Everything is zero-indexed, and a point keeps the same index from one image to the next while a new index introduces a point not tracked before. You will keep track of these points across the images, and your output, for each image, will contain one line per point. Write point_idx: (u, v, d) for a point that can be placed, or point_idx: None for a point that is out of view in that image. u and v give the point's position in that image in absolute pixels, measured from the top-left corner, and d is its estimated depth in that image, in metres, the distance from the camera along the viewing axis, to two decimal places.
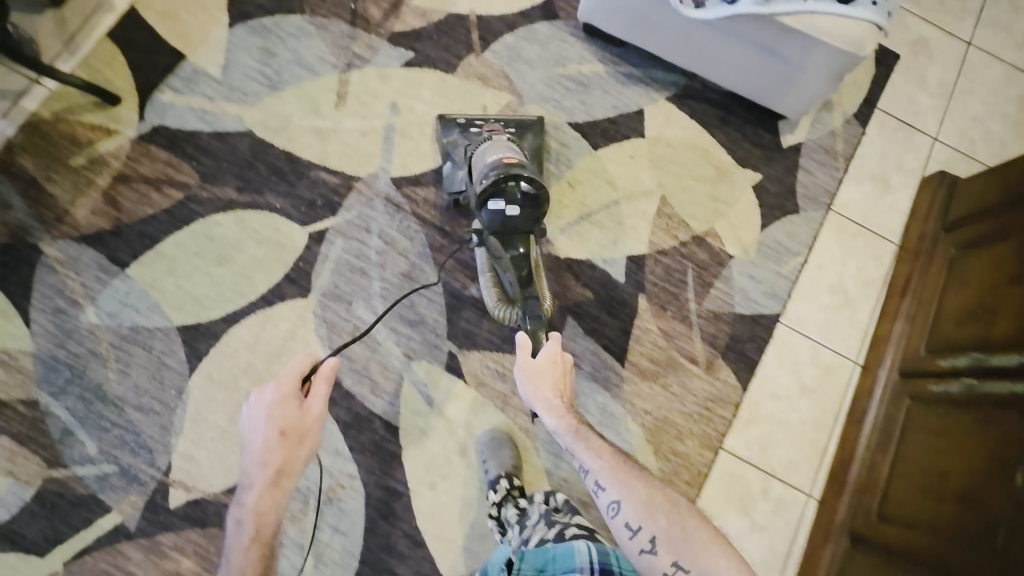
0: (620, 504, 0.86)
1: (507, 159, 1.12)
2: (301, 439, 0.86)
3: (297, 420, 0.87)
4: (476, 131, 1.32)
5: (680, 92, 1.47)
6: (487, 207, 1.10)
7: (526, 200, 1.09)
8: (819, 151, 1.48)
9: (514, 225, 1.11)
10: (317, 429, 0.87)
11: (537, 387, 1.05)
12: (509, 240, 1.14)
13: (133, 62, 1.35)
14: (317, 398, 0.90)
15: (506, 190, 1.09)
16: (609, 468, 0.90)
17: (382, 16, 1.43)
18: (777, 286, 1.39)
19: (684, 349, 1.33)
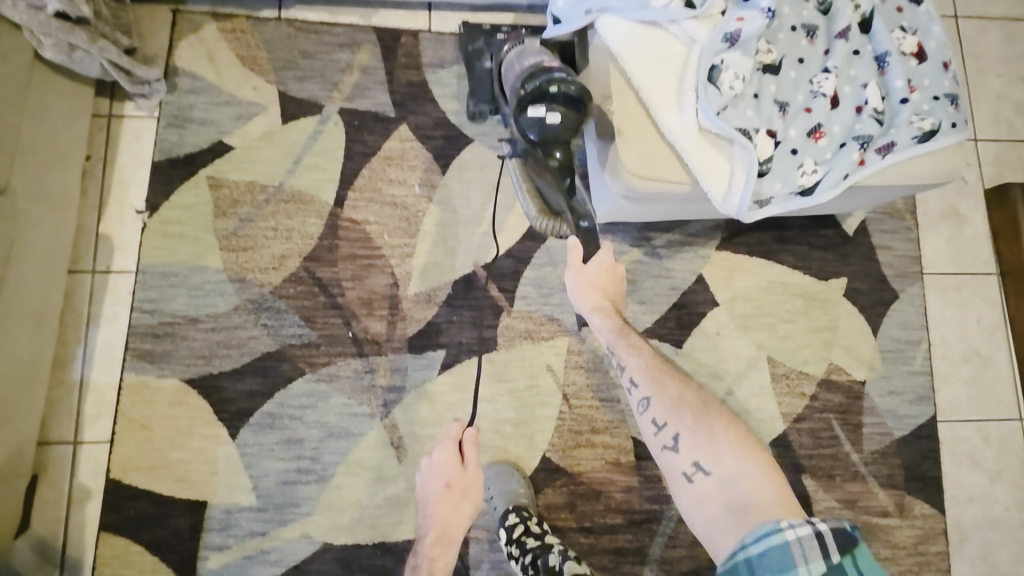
0: (650, 399, 0.93)
1: (545, 66, 0.99)
2: (464, 494, 1.06)
3: (459, 476, 1.06)
4: (501, 36, 1.22)
5: (727, 233, 1.29)
6: (525, 113, 0.95)
7: (569, 102, 0.94)
8: (885, 219, 1.34)
9: (554, 136, 0.96)
10: (477, 486, 1.07)
11: (582, 294, 1.05)
12: (547, 151, 0.98)
13: (154, 542, 1.08)
14: (472, 460, 1.07)
15: (545, 94, 0.94)
16: (646, 366, 0.96)
17: (386, 327, 1.19)
18: (919, 387, 1.28)
19: (871, 507, 1.23)
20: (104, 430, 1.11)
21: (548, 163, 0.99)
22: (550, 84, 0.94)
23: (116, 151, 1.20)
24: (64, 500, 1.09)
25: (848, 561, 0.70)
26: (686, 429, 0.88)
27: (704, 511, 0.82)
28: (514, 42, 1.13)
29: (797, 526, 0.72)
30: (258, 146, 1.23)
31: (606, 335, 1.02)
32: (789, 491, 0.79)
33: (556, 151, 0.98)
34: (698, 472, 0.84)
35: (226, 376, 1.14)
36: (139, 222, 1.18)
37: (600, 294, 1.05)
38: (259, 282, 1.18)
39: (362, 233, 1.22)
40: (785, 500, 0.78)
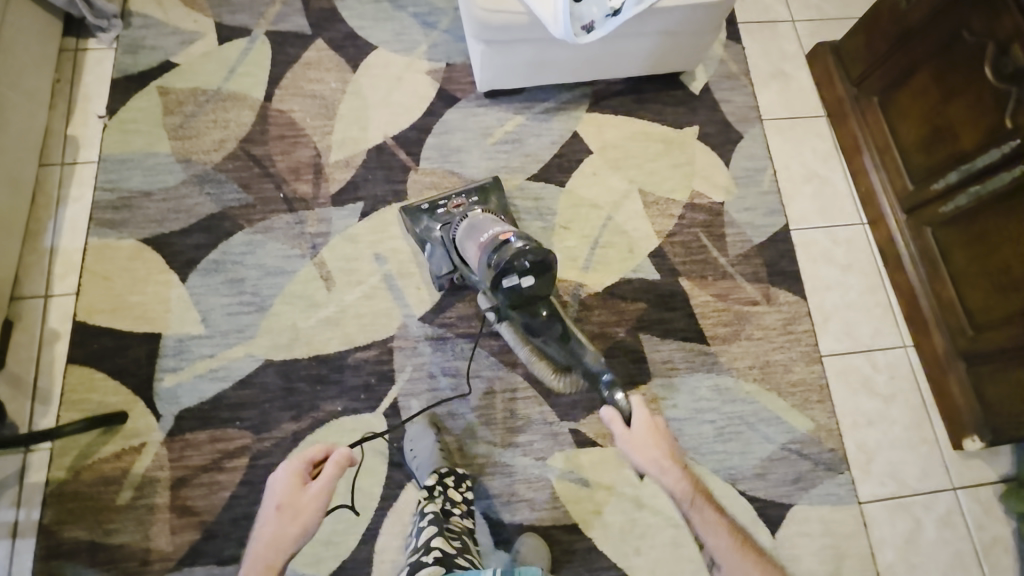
0: (722, 566, 0.88)
1: (500, 235, 1.13)
2: (295, 515, 0.84)
3: (294, 498, 0.86)
4: (444, 210, 1.36)
5: (593, 99, 1.57)
6: (502, 284, 1.08)
7: (537, 267, 1.08)
8: (723, 80, 1.63)
9: (533, 293, 1.12)
10: (314, 512, 0.84)
11: (642, 453, 0.97)
12: (530, 310, 1.15)
13: (114, 370, 1.24)
14: (322, 481, 0.87)
15: (513, 263, 1.06)
16: (731, 548, 0.88)
17: (313, 188, 1.42)
18: (769, 203, 1.52)
19: (742, 298, 1.42)
20: (71, 284, 1.30)
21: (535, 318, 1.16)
22: (512, 253, 1.06)
23: (81, 73, 1.47)
24: (35, 342, 1.25)
25: None
26: None
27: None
28: (463, 219, 1.29)
29: None
30: (199, 62, 1.50)
31: (680, 493, 0.92)
32: None
33: (541, 308, 1.16)
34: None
35: (176, 234, 1.35)
36: (100, 124, 1.43)
37: (661, 453, 0.97)
38: (202, 161, 1.41)
39: (289, 120, 1.47)
40: None
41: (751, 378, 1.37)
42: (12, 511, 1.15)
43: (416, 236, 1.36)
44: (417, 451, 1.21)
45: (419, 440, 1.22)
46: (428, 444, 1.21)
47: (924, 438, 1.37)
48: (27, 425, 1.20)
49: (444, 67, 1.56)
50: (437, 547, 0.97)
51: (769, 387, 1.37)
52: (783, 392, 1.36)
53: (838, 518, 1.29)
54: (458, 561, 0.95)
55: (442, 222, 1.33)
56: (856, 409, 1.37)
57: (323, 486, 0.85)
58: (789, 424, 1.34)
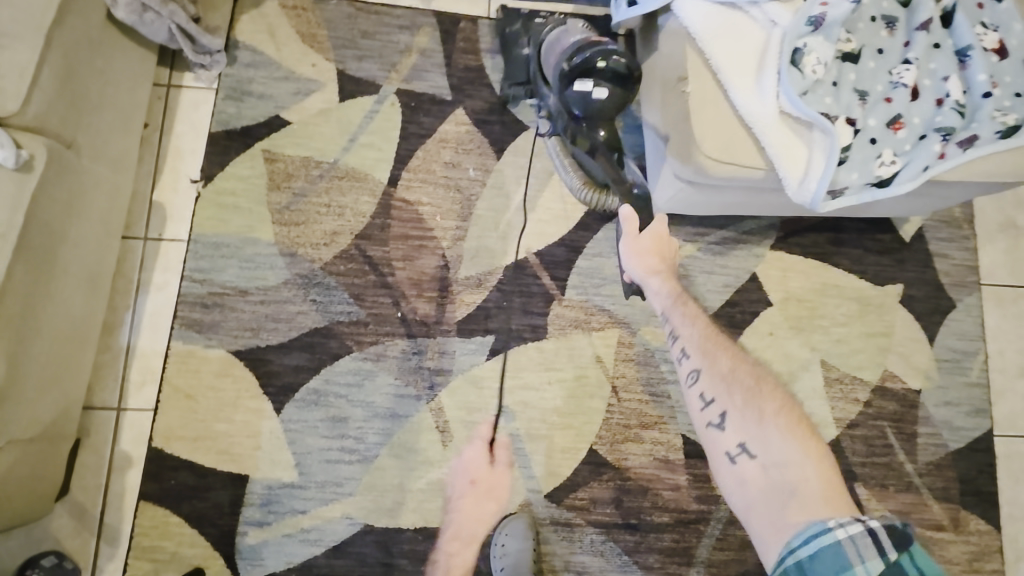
0: (700, 373, 0.89)
1: (593, 41, 1.03)
2: (489, 491, 1.12)
3: (484, 473, 1.12)
4: (540, 19, 1.19)
5: (781, 232, 1.27)
6: (572, 86, 1.00)
7: (616, 77, 0.99)
8: (943, 227, 1.31)
9: (599, 108, 1.01)
10: (502, 484, 1.13)
11: (639, 259, 1.06)
12: (591, 122, 1.03)
13: (193, 516, 1.06)
14: (501, 462, 1.13)
15: (595, 69, 0.98)
16: (698, 338, 0.93)
17: (437, 309, 1.18)
18: (975, 399, 1.25)
19: (925, 520, 1.19)
20: (148, 398, 1.10)
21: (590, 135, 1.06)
22: (601, 59, 0.99)
23: (174, 119, 1.20)
24: (104, 468, 1.07)
25: (908, 560, 0.62)
26: (734, 407, 0.83)
27: (745, 494, 0.76)
28: (559, 24, 1.14)
29: (847, 523, 0.65)
30: (314, 121, 1.22)
31: (662, 301, 1.02)
32: (835, 485, 0.71)
33: (601, 126, 1.04)
34: (743, 454, 0.78)
35: (273, 349, 1.13)
36: (193, 191, 1.18)
37: (654, 267, 1.05)
38: (309, 257, 1.17)
39: (415, 214, 1.21)
40: (830, 492, 0.70)
41: None
42: None
43: (501, 32, 1.24)
44: (506, 552, 1.07)
45: (512, 539, 1.08)
46: (520, 546, 1.07)
47: None
48: (90, 572, 1.03)
49: None
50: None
51: None
52: None
53: None
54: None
55: (531, 27, 1.19)
56: None
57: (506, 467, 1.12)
58: None
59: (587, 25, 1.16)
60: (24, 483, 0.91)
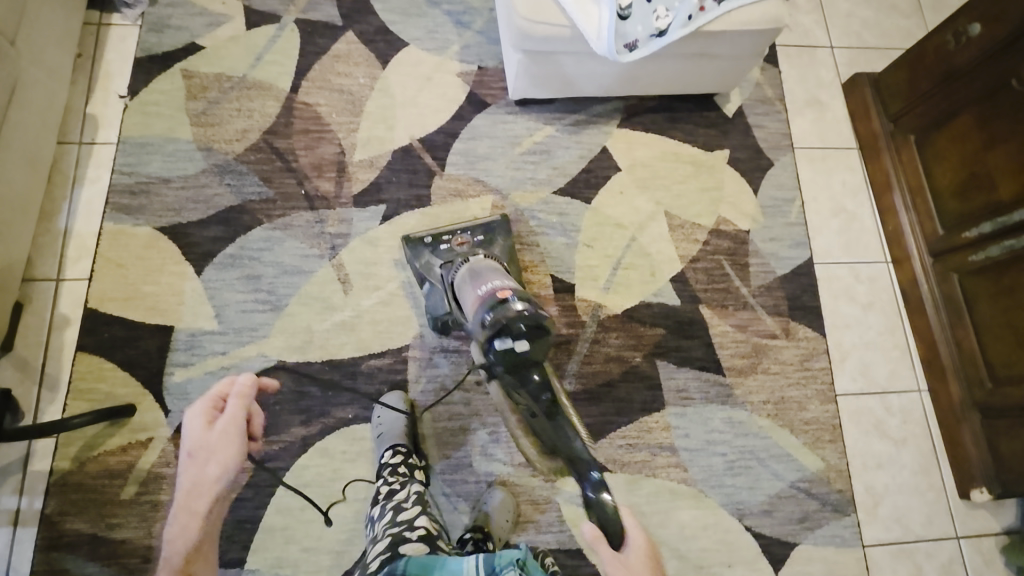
0: None
1: (498, 292, 1.11)
2: (207, 458, 0.97)
3: (200, 439, 0.97)
4: (446, 247, 1.30)
5: (625, 114, 1.54)
6: (493, 347, 1.07)
7: (529, 333, 1.06)
8: (759, 104, 1.60)
9: (523, 360, 1.07)
10: (222, 452, 0.96)
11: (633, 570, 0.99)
12: (522, 371, 1.08)
13: (125, 361, 1.22)
14: (229, 420, 0.97)
15: (511, 327, 1.06)
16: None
17: (335, 187, 1.39)
18: (796, 235, 1.50)
19: (761, 331, 1.41)
20: (84, 269, 1.27)
21: (523, 378, 1.09)
22: (512, 313, 1.05)
23: (104, 49, 1.42)
24: (45, 327, 1.23)
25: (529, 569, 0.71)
26: None
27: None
28: (462, 262, 1.24)
29: None
30: (225, 47, 1.46)
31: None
32: None
33: (530, 372, 1.08)
34: None
35: (193, 225, 1.32)
36: (121, 105, 1.39)
37: (649, 571, 0.98)
38: (224, 150, 1.38)
39: (314, 114, 1.44)
40: None
41: (765, 413, 1.36)
42: (14, 499, 1.13)
43: (416, 270, 1.31)
44: (383, 423, 1.21)
45: (387, 412, 1.23)
46: (395, 417, 1.22)
47: (931, 483, 1.37)
48: (33, 412, 1.18)
49: (476, 70, 1.53)
50: (422, 527, 0.91)
51: (782, 423, 1.36)
52: (795, 429, 1.36)
53: (840, 559, 1.29)
54: (439, 542, 0.88)
55: (445, 259, 1.28)
56: (865, 451, 1.37)
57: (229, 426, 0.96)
58: (799, 462, 1.34)
59: (486, 258, 1.26)
60: None
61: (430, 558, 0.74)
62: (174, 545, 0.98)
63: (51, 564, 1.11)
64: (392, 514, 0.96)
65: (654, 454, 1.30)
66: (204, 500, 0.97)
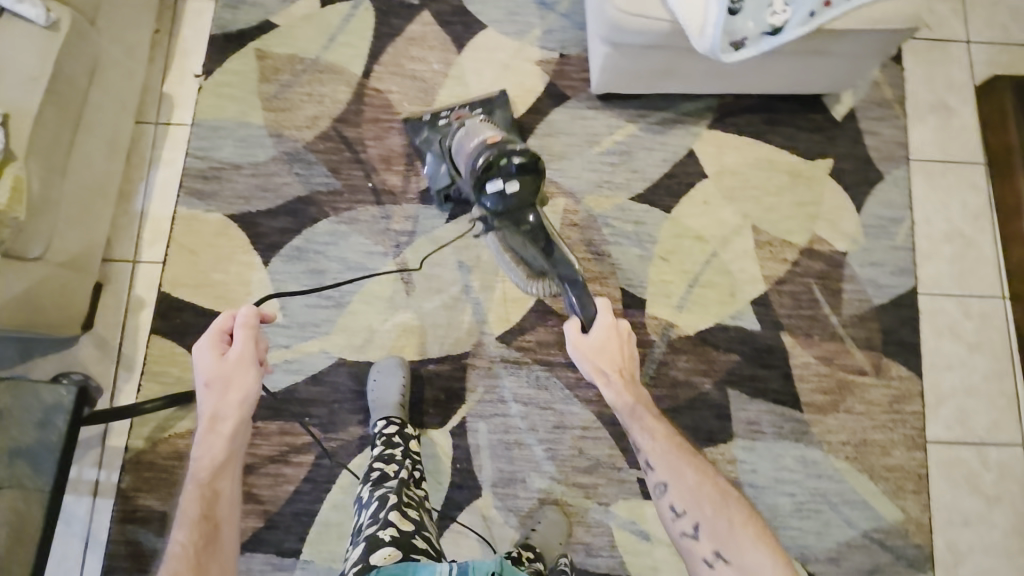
0: (667, 486, 0.88)
1: (490, 141, 1.12)
2: (227, 387, 0.86)
3: (217, 368, 0.86)
4: (443, 121, 1.31)
5: (717, 114, 1.40)
6: (487, 191, 1.08)
7: (521, 170, 1.08)
8: (871, 108, 1.42)
9: (517, 203, 1.09)
10: (245, 376, 0.87)
11: (593, 361, 0.98)
12: (512, 218, 1.10)
13: (195, 347, 1.25)
14: (242, 347, 0.88)
15: (500, 166, 1.07)
16: (660, 447, 0.90)
17: (403, 180, 1.34)
18: (899, 261, 1.35)
19: (848, 365, 1.30)
20: (158, 252, 1.29)
21: (520, 229, 1.10)
22: (506, 162, 1.07)
23: (180, 24, 1.39)
24: (123, 306, 1.26)
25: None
26: (704, 517, 0.84)
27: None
28: (460, 126, 1.23)
29: None
30: (300, 26, 1.40)
31: (621, 405, 0.93)
32: None
33: (526, 216, 1.09)
34: (721, 561, 0.80)
35: (261, 215, 1.31)
36: (196, 84, 1.37)
37: (611, 364, 0.97)
38: (294, 138, 1.35)
39: (386, 101, 1.38)
40: None
41: (843, 455, 1.26)
42: (93, 472, 1.20)
43: (417, 147, 1.34)
44: (378, 385, 1.21)
45: (382, 372, 1.22)
46: (390, 380, 1.20)
47: None
48: (110, 390, 1.23)
49: (557, 59, 1.42)
50: (393, 523, 0.87)
51: (861, 467, 1.26)
52: (875, 476, 1.25)
53: None
54: (414, 541, 0.85)
55: (442, 133, 1.29)
56: (954, 507, 1.25)
57: (244, 352, 0.87)
58: (876, 511, 1.24)
59: (484, 119, 1.25)
60: (53, 299, 1.10)
61: (403, 567, 0.72)
62: (198, 474, 0.84)
63: (126, 536, 1.17)
64: (370, 500, 0.95)
65: None
66: (227, 428, 0.85)
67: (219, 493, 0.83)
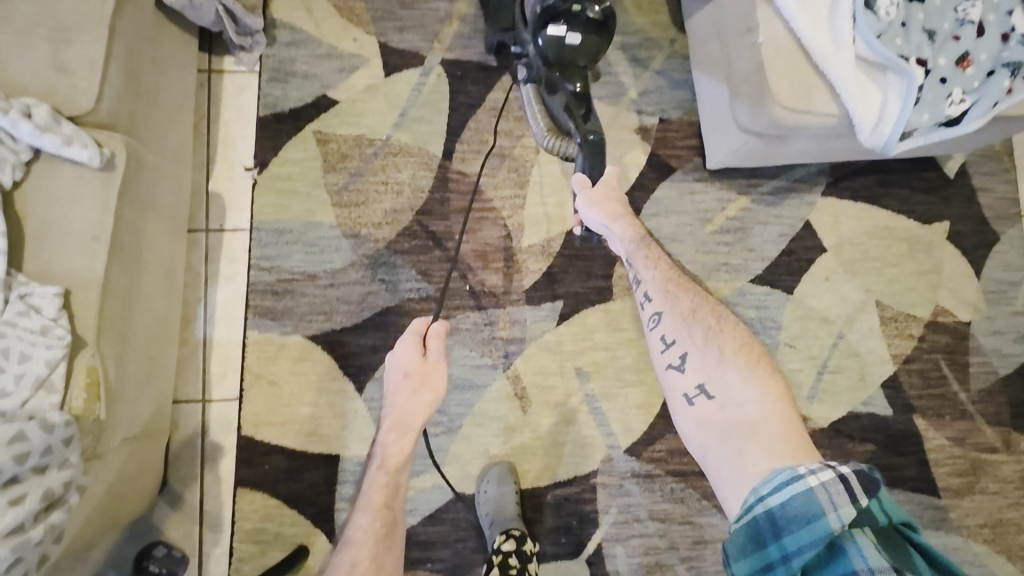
0: (661, 316, 0.84)
1: None
2: (422, 385, 0.93)
3: (418, 365, 0.93)
4: None
5: (831, 179, 1.29)
6: (543, 33, 0.89)
7: (592, 25, 0.89)
8: (984, 163, 1.34)
9: (571, 57, 0.90)
10: (439, 379, 0.93)
11: (601, 208, 0.95)
12: (566, 75, 0.91)
13: (291, 496, 1.09)
14: (437, 353, 0.95)
15: (570, 10, 0.88)
16: (659, 278, 0.88)
17: (503, 279, 1.19)
18: (1021, 327, 1.30)
19: (980, 443, 1.25)
20: (231, 387, 1.11)
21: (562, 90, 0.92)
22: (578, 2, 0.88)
23: (219, 107, 1.17)
24: (198, 459, 1.09)
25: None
26: (694, 346, 0.79)
27: (701, 434, 0.73)
28: None
29: (819, 471, 0.59)
30: (363, 99, 1.20)
31: (624, 248, 0.93)
32: (800, 428, 0.69)
33: (574, 79, 0.91)
34: (701, 394, 0.75)
35: (348, 331, 1.14)
36: (249, 179, 1.16)
37: (619, 205, 0.96)
38: (374, 237, 1.17)
39: (474, 186, 1.20)
40: (796, 441, 0.67)
41: (982, 538, 1.23)
42: None
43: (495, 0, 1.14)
44: (489, 498, 1.09)
45: (495, 484, 1.10)
46: (503, 491, 1.10)
47: None
48: (197, 557, 1.06)
49: (657, 124, 1.27)
50: None
51: (1000, 548, 1.23)
52: (1013, 556, 1.23)
53: None
54: None
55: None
56: None
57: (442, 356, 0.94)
58: None
59: None
60: (133, 479, 0.93)
61: None
62: (383, 463, 0.90)
63: None
64: None
65: None
66: (410, 433, 0.91)
67: (399, 487, 0.90)
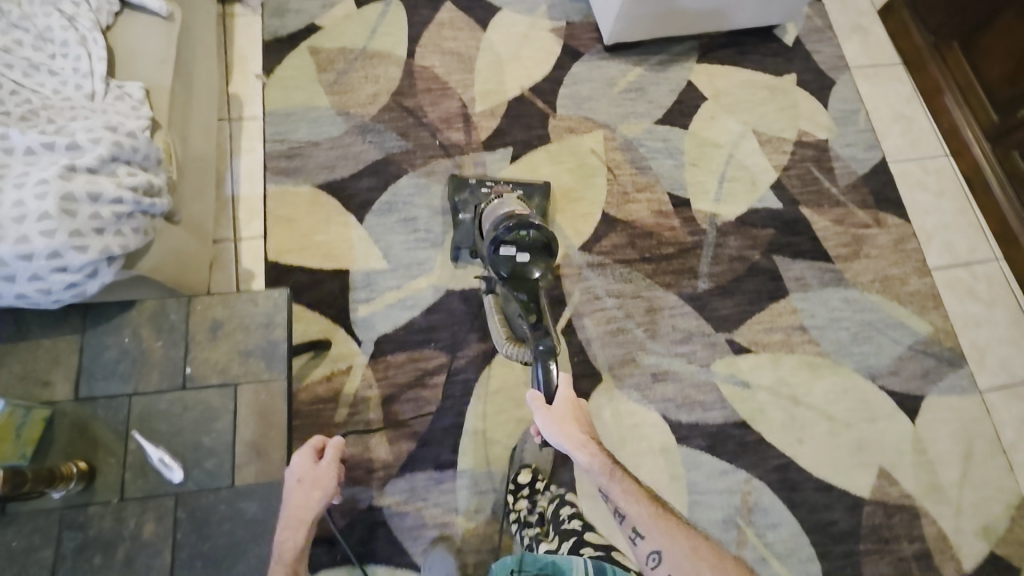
0: (661, 554, 0.88)
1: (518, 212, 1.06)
2: (314, 486, 0.93)
3: (310, 476, 0.94)
4: (486, 190, 1.36)
5: (702, 51, 1.71)
6: (496, 253, 1.02)
7: (540, 248, 1.02)
8: (813, 34, 1.79)
9: (521, 274, 1.03)
10: (332, 487, 0.94)
11: (563, 428, 0.97)
12: (516, 288, 1.05)
13: (313, 301, 1.32)
14: (330, 464, 0.96)
15: (519, 236, 1.00)
16: (648, 516, 0.91)
17: (465, 135, 1.52)
18: (867, 139, 1.69)
19: (856, 222, 1.58)
20: (257, 227, 1.37)
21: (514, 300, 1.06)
22: (524, 226, 1.01)
23: (233, 36, 1.53)
24: (233, 282, 1.32)
25: None
26: None
27: None
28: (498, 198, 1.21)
29: None
30: (342, 25, 1.58)
31: (598, 480, 0.94)
32: None
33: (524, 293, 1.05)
34: None
35: (347, 179, 1.43)
36: (259, 83, 1.50)
37: (580, 430, 0.97)
38: (360, 114, 1.50)
39: (433, 75, 1.57)
40: None
41: (874, 290, 1.52)
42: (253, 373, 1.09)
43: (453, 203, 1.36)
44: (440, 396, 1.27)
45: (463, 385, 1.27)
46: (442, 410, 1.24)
47: None
48: None
49: (565, 25, 1.68)
50: None
51: (890, 296, 1.52)
52: (902, 300, 1.52)
53: (964, 405, 1.45)
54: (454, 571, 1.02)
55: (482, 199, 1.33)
56: (965, 313, 1.54)
57: (333, 466, 0.95)
58: (912, 327, 1.50)
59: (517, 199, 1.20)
60: (196, 264, 1.15)
61: None
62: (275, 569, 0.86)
63: None
64: None
65: (789, 334, 1.45)
66: (302, 538, 0.89)
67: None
